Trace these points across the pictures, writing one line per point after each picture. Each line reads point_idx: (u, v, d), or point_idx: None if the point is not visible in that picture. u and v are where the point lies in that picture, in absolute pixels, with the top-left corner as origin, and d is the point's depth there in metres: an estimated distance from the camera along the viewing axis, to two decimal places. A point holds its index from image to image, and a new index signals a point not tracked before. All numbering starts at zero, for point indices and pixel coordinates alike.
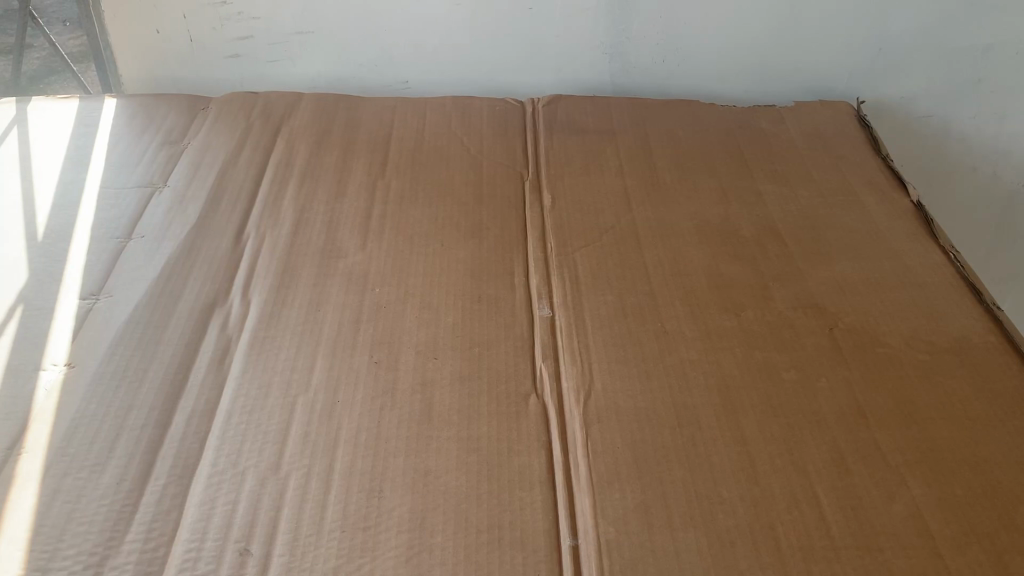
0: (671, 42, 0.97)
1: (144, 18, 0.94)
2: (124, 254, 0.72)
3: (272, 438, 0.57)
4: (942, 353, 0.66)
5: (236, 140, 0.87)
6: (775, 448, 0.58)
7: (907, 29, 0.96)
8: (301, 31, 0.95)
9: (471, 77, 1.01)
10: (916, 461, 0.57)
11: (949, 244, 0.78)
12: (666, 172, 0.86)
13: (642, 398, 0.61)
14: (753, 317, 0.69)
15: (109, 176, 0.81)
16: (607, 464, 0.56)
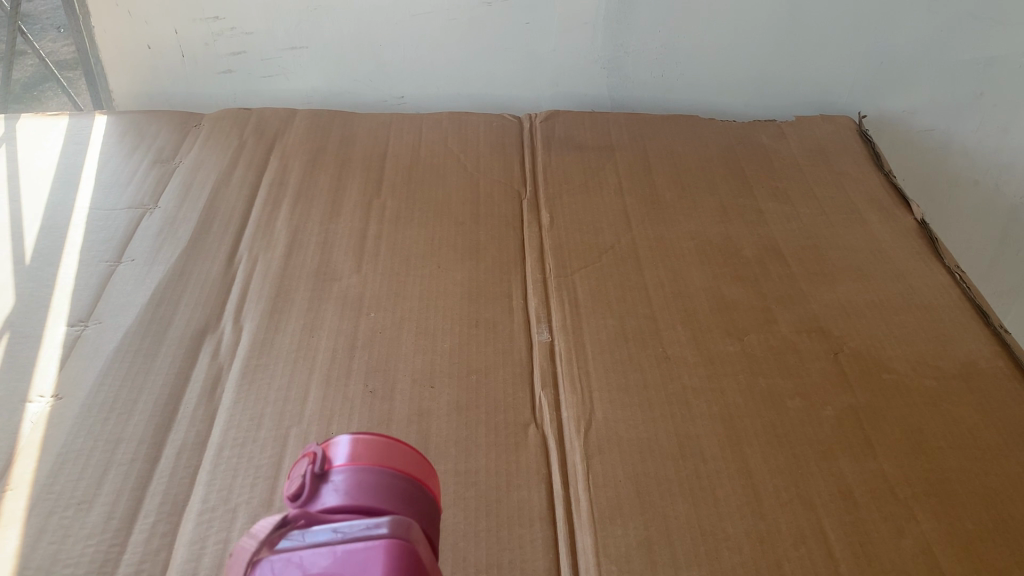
0: (670, 56, 0.96)
1: (135, 33, 0.93)
2: (113, 279, 0.71)
3: (264, 472, 0.56)
4: (949, 379, 0.64)
5: (230, 158, 0.86)
6: (781, 479, 0.56)
7: (909, 42, 0.94)
8: (294, 45, 0.94)
9: (467, 92, 1.00)
10: (925, 493, 0.56)
11: (954, 264, 0.77)
12: (666, 190, 0.85)
13: (644, 428, 0.60)
14: (756, 341, 0.67)
15: (100, 196, 0.80)
16: (609, 500, 0.55)
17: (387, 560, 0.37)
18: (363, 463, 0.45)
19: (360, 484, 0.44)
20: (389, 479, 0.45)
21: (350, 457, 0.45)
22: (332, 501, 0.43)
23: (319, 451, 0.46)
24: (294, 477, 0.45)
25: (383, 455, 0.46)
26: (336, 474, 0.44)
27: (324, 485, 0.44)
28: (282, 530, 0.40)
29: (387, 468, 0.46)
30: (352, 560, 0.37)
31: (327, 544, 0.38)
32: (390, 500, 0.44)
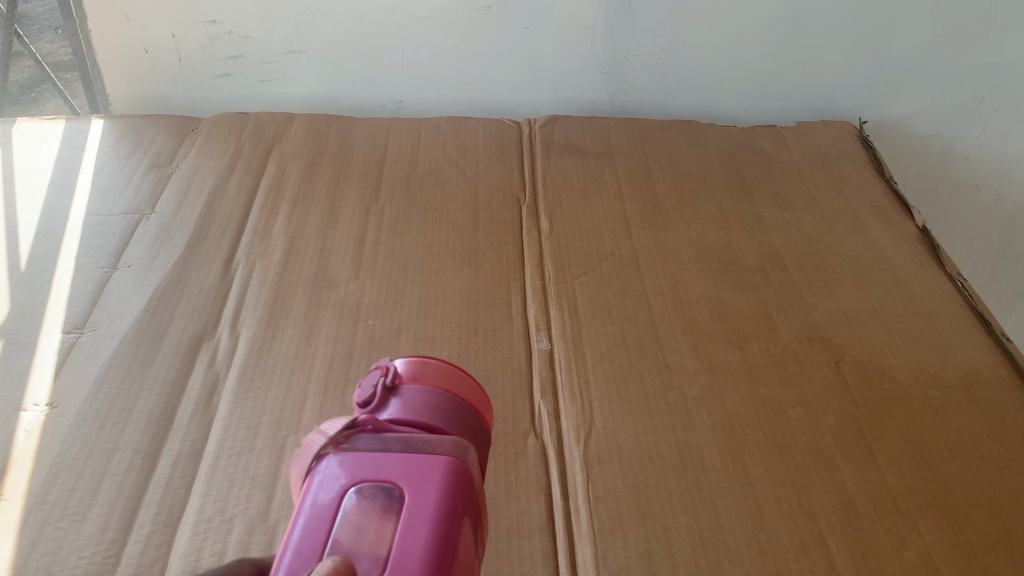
0: (670, 61, 0.95)
1: (133, 37, 0.92)
2: (109, 285, 0.70)
3: (261, 482, 0.55)
4: (951, 388, 0.64)
5: (227, 163, 0.85)
6: (783, 490, 0.56)
7: (910, 48, 0.94)
8: (293, 50, 0.93)
9: (466, 97, 0.99)
10: (927, 504, 0.55)
11: (956, 271, 0.76)
12: (666, 196, 0.84)
13: (644, 438, 0.59)
14: (757, 349, 0.67)
15: (96, 202, 0.79)
16: (609, 511, 0.54)
17: (445, 478, 0.37)
18: (431, 387, 0.45)
19: (427, 404, 0.44)
20: (452, 402, 0.45)
21: (420, 379, 0.46)
22: (396, 411, 0.43)
23: (393, 367, 0.46)
24: (365, 387, 0.45)
25: (446, 380, 0.47)
26: (404, 387, 0.45)
27: (393, 396, 0.44)
28: (350, 432, 0.41)
29: (450, 392, 0.46)
30: (413, 471, 0.37)
31: (390, 452, 0.39)
32: (452, 424, 0.44)
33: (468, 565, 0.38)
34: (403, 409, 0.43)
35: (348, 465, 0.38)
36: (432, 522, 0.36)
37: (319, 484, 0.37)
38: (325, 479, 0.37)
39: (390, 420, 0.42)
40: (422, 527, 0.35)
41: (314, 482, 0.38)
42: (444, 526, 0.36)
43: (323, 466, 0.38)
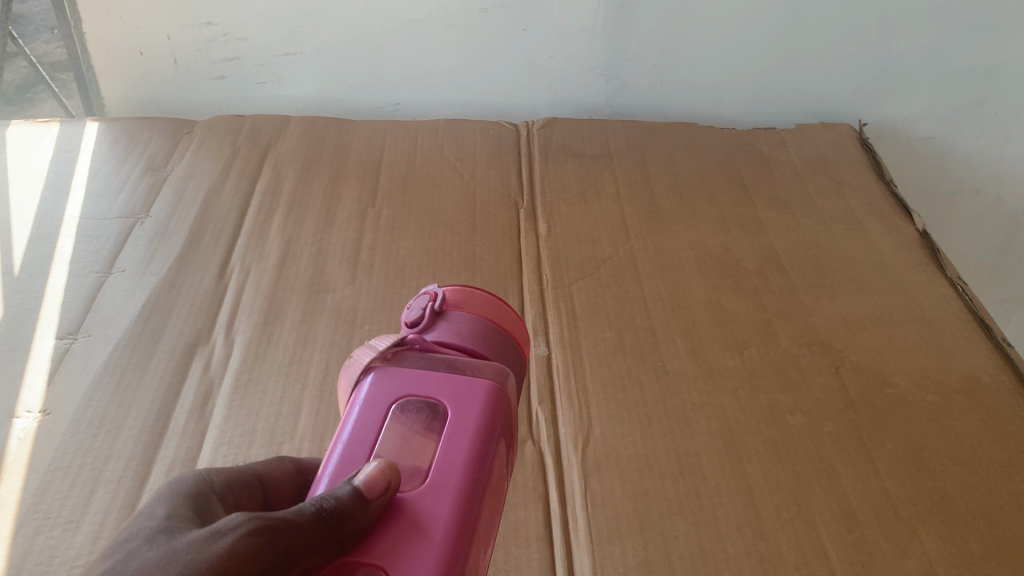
0: (669, 63, 0.95)
1: (128, 39, 0.91)
2: (103, 290, 0.69)
3: None
4: (952, 394, 0.63)
5: (223, 166, 0.85)
6: (783, 498, 0.55)
7: (909, 50, 0.93)
8: (288, 52, 0.93)
9: (463, 99, 0.99)
10: (928, 512, 0.55)
11: (956, 275, 0.76)
12: (665, 199, 0.84)
13: (642, 444, 0.59)
14: (757, 354, 0.66)
15: (91, 205, 0.79)
16: (607, 519, 0.54)
17: (486, 397, 0.39)
18: (475, 313, 0.47)
19: (471, 330, 0.45)
20: (495, 331, 0.47)
21: (465, 305, 0.47)
22: (442, 336, 0.45)
23: (441, 292, 0.47)
24: (414, 309, 0.47)
25: (492, 310, 0.48)
26: (451, 314, 0.46)
27: (438, 322, 0.46)
28: (397, 350, 0.43)
29: (494, 322, 0.47)
30: (455, 390, 0.39)
31: (434, 370, 0.41)
32: (494, 351, 0.46)
33: (500, 481, 0.40)
34: (446, 335, 0.45)
35: (393, 381, 0.40)
36: (470, 436, 0.38)
37: (365, 397, 0.39)
38: (371, 393, 0.39)
39: (434, 343, 0.44)
40: (462, 440, 0.37)
41: (361, 394, 0.40)
42: (483, 441, 0.38)
43: (369, 381, 0.40)
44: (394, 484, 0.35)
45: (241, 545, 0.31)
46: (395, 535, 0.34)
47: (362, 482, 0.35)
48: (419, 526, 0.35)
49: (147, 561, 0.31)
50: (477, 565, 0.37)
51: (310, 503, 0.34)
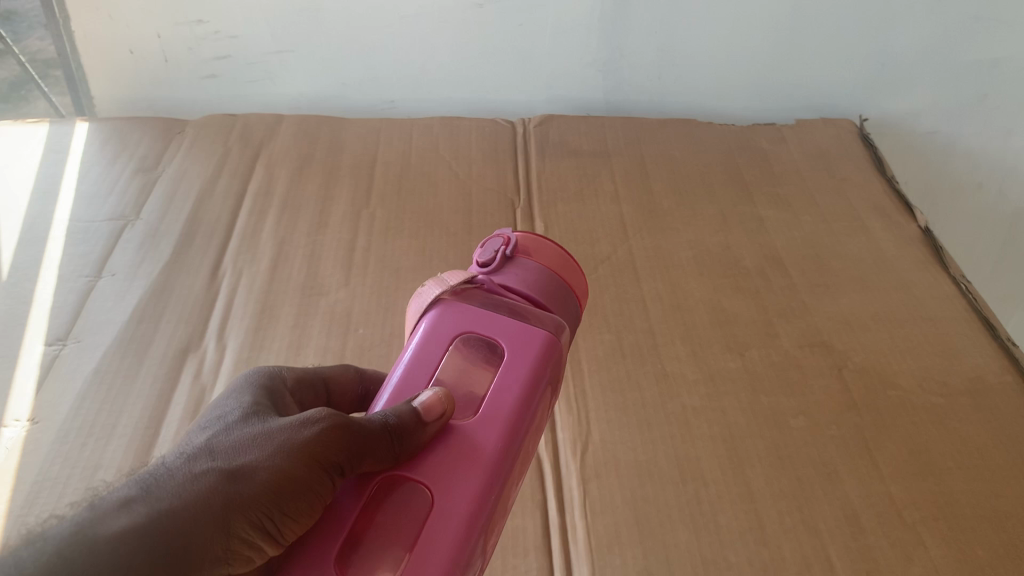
0: (667, 58, 0.93)
1: (118, 37, 0.90)
2: (93, 294, 0.68)
3: None
4: (956, 395, 0.62)
5: (214, 166, 0.83)
6: (785, 504, 0.54)
7: (911, 43, 0.92)
8: (281, 49, 0.91)
9: (459, 96, 0.97)
10: (933, 517, 0.54)
11: (960, 274, 0.75)
12: (664, 198, 0.82)
13: (642, 450, 0.58)
14: (759, 356, 0.65)
15: (81, 207, 0.78)
16: (607, 527, 0.53)
17: (541, 345, 0.39)
18: (544, 265, 0.44)
19: (537, 282, 0.43)
20: (564, 290, 0.44)
21: (535, 255, 0.44)
22: (509, 282, 0.43)
23: (515, 236, 0.45)
24: (486, 249, 0.44)
25: (564, 265, 0.45)
26: (524, 262, 0.44)
27: (503, 269, 0.43)
28: (466, 288, 0.42)
29: (565, 280, 0.45)
30: (511, 333, 0.39)
31: (498, 314, 0.40)
32: (559, 307, 0.43)
33: (541, 423, 0.41)
34: (511, 282, 0.43)
35: (457, 318, 0.40)
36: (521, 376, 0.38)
37: (425, 326, 0.40)
38: (432, 323, 0.40)
39: (498, 288, 0.43)
40: (512, 380, 0.38)
41: (421, 323, 0.41)
42: (533, 382, 0.38)
43: (430, 313, 0.41)
44: (449, 411, 0.37)
45: (319, 434, 0.37)
46: (441, 458, 0.36)
47: (421, 406, 0.37)
48: (466, 453, 0.36)
49: (242, 436, 0.37)
50: (509, 496, 0.39)
51: (374, 418, 0.37)
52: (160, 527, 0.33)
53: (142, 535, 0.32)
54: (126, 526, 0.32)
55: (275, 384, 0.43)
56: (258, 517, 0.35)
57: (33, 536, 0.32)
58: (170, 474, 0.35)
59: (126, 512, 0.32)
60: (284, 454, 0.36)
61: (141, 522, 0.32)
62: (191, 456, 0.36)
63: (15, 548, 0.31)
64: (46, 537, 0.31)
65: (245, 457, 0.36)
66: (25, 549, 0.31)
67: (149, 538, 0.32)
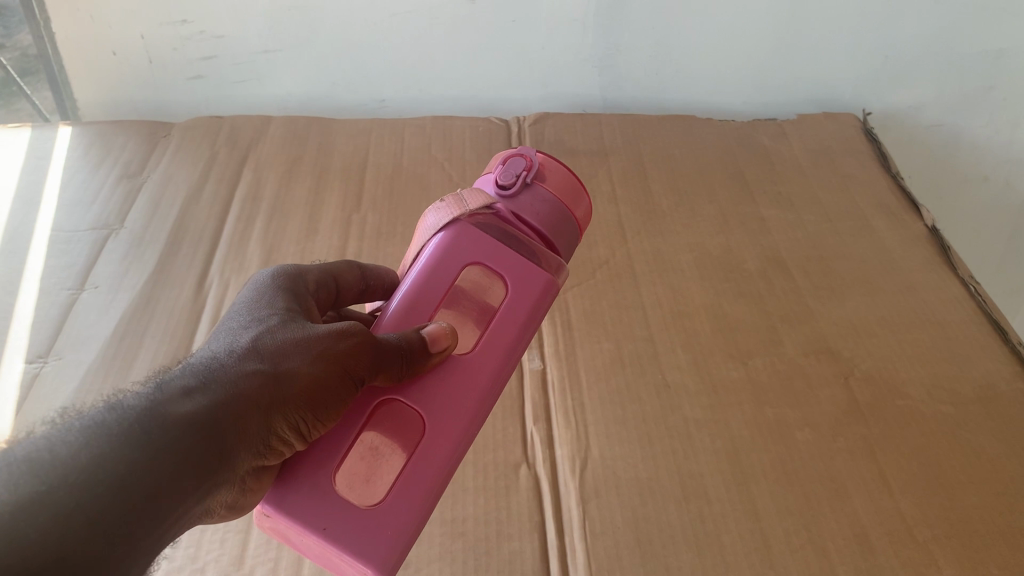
0: (664, 53, 0.91)
1: (100, 38, 0.88)
2: (76, 309, 0.66)
3: (235, 525, 0.52)
4: (967, 404, 0.60)
5: (201, 172, 0.81)
6: (792, 522, 0.53)
7: (915, 34, 0.90)
8: (268, 49, 0.89)
9: (451, 94, 0.95)
10: (945, 535, 0.52)
11: (968, 275, 0.72)
12: (663, 198, 0.80)
13: (643, 467, 0.56)
14: (762, 364, 0.63)
15: (63, 216, 0.75)
16: (607, 549, 0.51)
17: (544, 288, 0.42)
18: (555, 193, 0.45)
19: (547, 217, 0.44)
20: (570, 223, 0.45)
21: (550, 184, 0.45)
22: (521, 212, 0.44)
23: (536, 159, 0.45)
24: (508, 170, 0.44)
25: (575, 197, 0.46)
26: (539, 191, 0.44)
27: (517, 195, 0.44)
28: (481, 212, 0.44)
29: (573, 213, 0.46)
30: (519, 272, 0.42)
31: (507, 251, 0.42)
32: (561, 241, 0.45)
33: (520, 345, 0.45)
34: (524, 214, 0.44)
35: (468, 250, 0.42)
36: (522, 318, 0.42)
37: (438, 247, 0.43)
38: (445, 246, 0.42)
39: (509, 215, 0.44)
40: (514, 322, 0.42)
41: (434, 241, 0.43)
42: (529, 322, 0.42)
43: (445, 238, 0.43)
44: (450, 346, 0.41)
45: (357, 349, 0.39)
46: (439, 390, 0.40)
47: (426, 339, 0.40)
48: (461, 383, 0.41)
49: (287, 339, 0.39)
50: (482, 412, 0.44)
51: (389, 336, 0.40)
52: (217, 418, 0.34)
53: (203, 423, 0.34)
54: (188, 411, 0.33)
55: (297, 285, 0.44)
56: (296, 418, 0.37)
57: (97, 410, 0.32)
58: (218, 369, 0.36)
59: (188, 400, 0.34)
60: (326, 362, 0.38)
61: (202, 411, 0.34)
62: (236, 352, 0.37)
63: (85, 414, 0.32)
64: (118, 406, 0.32)
65: (287, 359, 0.38)
66: (99, 415, 0.32)
67: (208, 425, 0.34)
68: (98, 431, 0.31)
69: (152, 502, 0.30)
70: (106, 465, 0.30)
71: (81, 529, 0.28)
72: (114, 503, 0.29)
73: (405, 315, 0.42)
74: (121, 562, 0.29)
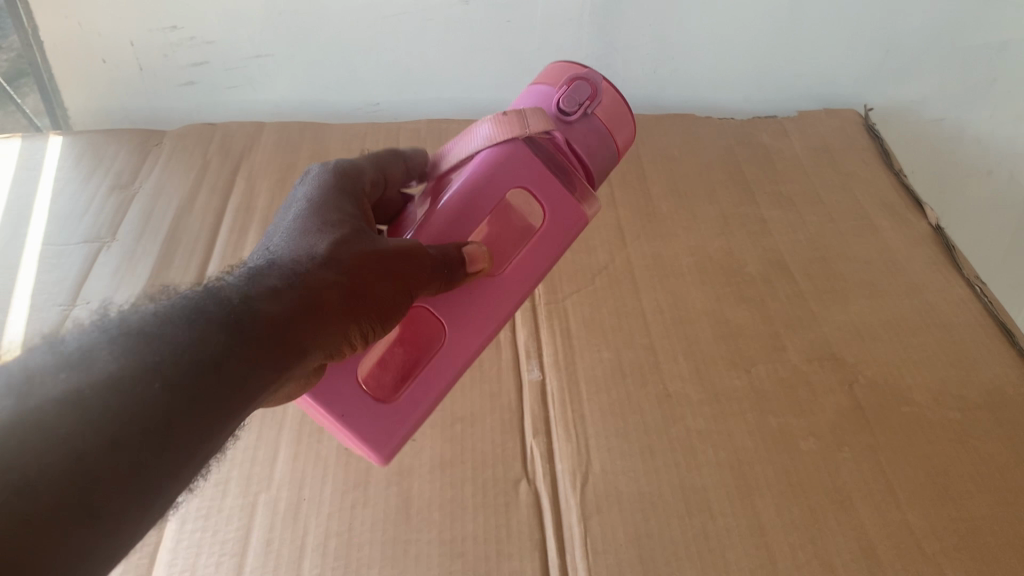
0: (662, 50, 0.89)
1: (88, 46, 0.86)
2: (68, 324, 0.65)
3: (231, 547, 0.51)
4: (975, 409, 0.59)
5: (194, 181, 0.80)
6: (797, 537, 0.52)
7: (916, 28, 0.88)
8: (260, 54, 0.88)
9: (446, 95, 0.94)
10: (954, 547, 0.51)
11: (973, 275, 0.71)
12: (663, 201, 0.79)
13: (645, 481, 0.55)
14: (766, 372, 0.62)
15: (55, 230, 0.74)
16: (609, 569, 0.50)
17: (575, 227, 0.48)
18: (607, 125, 0.47)
19: (593, 152, 0.47)
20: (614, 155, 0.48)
21: (603, 118, 0.47)
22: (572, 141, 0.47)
23: (598, 91, 0.47)
24: (570, 95, 0.46)
25: (623, 129, 0.48)
26: (593, 123, 0.47)
27: (571, 121, 0.47)
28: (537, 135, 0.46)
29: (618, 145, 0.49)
30: (556, 210, 0.47)
31: (551, 184, 0.46)
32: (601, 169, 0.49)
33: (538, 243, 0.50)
34: (575, 144, 0.47)
35: (516, 179, 0.46)
36: (553, 249, 0.48)
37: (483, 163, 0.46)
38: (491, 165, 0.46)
39: (563, 142, 0.47)
40: (542, 256, 0.47)
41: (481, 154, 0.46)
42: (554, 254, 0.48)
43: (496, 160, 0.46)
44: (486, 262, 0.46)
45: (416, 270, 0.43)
46: (464, 308, 0.47)
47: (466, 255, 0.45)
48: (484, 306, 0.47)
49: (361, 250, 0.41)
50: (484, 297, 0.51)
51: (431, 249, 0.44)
52: (301, 316, 0.37)
53: (277, 319, 0.36)
54: (279, 308, 0.36)
55: (358, 190, 0.47)
56: (359, 323, 0.41)
57: (193, 293, 0.35)
58: (293, 271, 0.38)
59: (279, 297, 0.37)
60: (392, 276, 0.42)
61: (291, 309, 0.37)
62: (315, 257, 0.40)
63: (190, 296, 0.34)
64: (218, 294, 0.35)
65: (360, 270, 0.41)
66: (205, 299, 0.34)
67: (292, 322, 0.36)
68: (207, 313, 0.33)
69: (247, 385, 0.33)
70: (190, 347, 0.31)
71: (158, 405, 0.29)
72: (214, 384, 0.31)
73: (448, 228, 0.46)
74: (217, 435, 0.32)
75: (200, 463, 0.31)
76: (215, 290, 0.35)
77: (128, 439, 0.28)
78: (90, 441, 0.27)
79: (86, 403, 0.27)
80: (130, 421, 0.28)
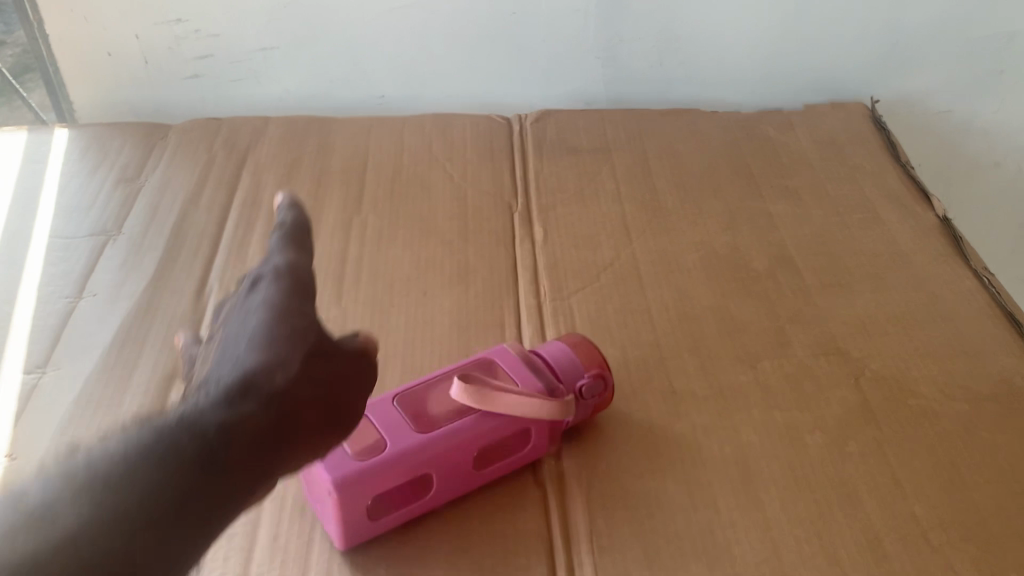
0: (668, 42, 0.90)
1: (94, 39, 0.87)
2: (74, 318, 0.65)
3: (238, 543, 0.51)
4: (982, 402, 0.59)
5: (200, 175, 0.80)
6: (804, 531, 0.51)
7: (920, 19, 0.89)
8: (265, 47, 0.88)
9: (451, 89, 0.92)
10: (962, 539, 0.51)
11: (981, 267, 0.71)
12: (668, 196, 0.79)
13: (651, 477, 0.55)
14: (771, 367, 0.62)
15: (61, 223, 0.74)
16: (616, 563, 0.50)
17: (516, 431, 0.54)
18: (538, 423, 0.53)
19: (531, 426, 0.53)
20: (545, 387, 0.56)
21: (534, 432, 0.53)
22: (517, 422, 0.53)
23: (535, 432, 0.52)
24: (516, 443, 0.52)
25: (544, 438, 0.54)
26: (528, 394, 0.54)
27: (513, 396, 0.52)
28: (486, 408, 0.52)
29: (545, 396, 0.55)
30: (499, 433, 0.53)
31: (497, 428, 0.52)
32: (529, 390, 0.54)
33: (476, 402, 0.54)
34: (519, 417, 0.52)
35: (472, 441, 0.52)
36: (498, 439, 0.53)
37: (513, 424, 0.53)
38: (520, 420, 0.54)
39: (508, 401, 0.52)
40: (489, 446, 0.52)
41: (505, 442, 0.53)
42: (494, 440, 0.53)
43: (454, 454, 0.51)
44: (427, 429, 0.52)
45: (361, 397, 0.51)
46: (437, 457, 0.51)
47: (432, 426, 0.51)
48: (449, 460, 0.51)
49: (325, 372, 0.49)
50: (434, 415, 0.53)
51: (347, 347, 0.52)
52: (279, 423, 0.45)
53: (239, 424, 0.44)
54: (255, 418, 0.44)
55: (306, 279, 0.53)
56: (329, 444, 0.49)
57: (184, 411, 0.43)
58: (255, 383, 0.45)
59: (255, 403, 0.45)
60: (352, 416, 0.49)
61: (269, 420, 0.45)
62: (287, 368, 0.47)
63: (181, 416, 0.43)
64: (204, 409, 0.43)
65: (321, 389, 0.48)
66: (195, 416, 0.43)
67: (270, 428, 0.45)
68: (195, 430, 0.42)
69: (231, 492, 0.42)
70: (166, 466, 0.40)
71: (140, 515, 0.38)
72: (200, 496, 0.41)
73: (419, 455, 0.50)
74: (202, 538, 0.41)
75: (192, 557, 0.40)
76: (186, 411, 0.43)
77: (135, 554, 0.37)
78: (92, 557, 0.35)
79: (92, 533, 0.36)
80: (122, 537, 0.37)
